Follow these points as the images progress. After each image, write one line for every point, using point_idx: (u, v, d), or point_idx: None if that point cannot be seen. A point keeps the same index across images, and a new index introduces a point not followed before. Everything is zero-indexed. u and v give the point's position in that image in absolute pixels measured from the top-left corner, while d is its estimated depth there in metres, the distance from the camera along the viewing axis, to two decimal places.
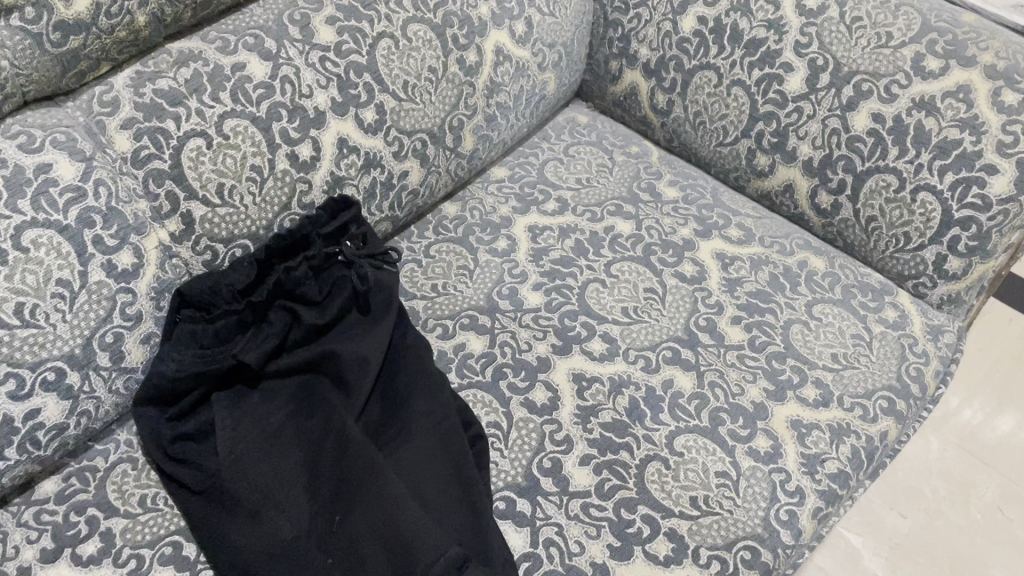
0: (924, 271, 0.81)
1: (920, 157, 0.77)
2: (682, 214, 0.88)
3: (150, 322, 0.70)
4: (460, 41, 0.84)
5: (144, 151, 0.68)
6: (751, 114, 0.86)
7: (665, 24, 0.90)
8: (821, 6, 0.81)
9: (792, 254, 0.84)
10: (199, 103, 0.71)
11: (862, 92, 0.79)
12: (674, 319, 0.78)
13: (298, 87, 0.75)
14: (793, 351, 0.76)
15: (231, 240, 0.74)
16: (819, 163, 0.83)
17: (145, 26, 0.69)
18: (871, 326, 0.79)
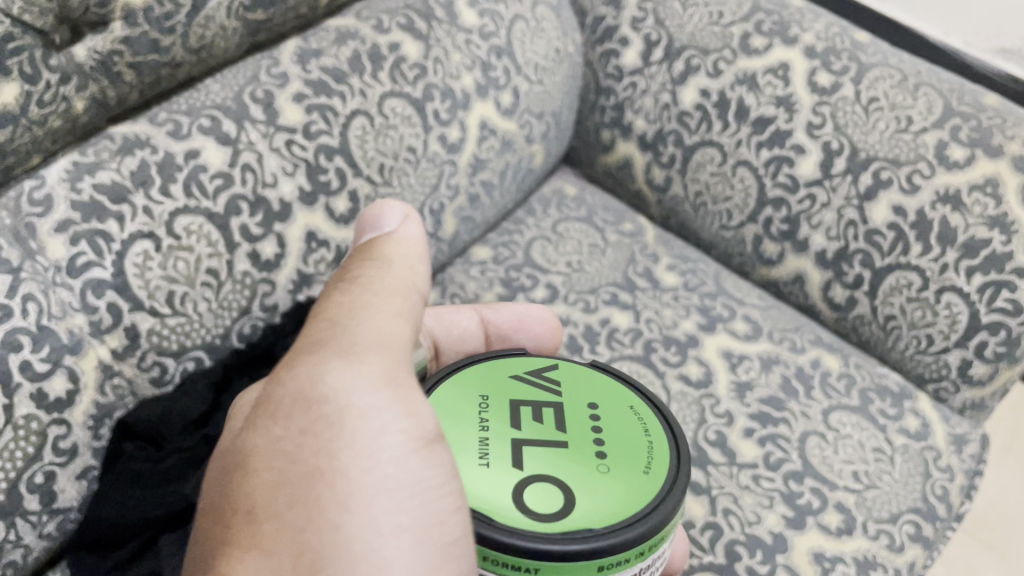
0: (947, 374, 0.75)
1: (946, 255, 0.71)
2: (684, 304, 0.80)
3: (87, 455, 0.59)
4: (442, 116, 0.76)
5: (82, 258, 0.59)
6: (759, 198, 0.79)
7: (664, 95, 0.83)
8: (835, 84, 0.76)
9: (804, 351, 0.78)
10: (146, 199, 0.62)
11: (881, 181, 0.73)
12: (681, 433, 0.71)
13: (261, 176, 0.66)
14: (812, 469, 0.70)
15: (183, 353, 0.64)
16: (835, 255, 0.77)
17: (84, 112, 0.60)
18: (892, 438, 0.73)
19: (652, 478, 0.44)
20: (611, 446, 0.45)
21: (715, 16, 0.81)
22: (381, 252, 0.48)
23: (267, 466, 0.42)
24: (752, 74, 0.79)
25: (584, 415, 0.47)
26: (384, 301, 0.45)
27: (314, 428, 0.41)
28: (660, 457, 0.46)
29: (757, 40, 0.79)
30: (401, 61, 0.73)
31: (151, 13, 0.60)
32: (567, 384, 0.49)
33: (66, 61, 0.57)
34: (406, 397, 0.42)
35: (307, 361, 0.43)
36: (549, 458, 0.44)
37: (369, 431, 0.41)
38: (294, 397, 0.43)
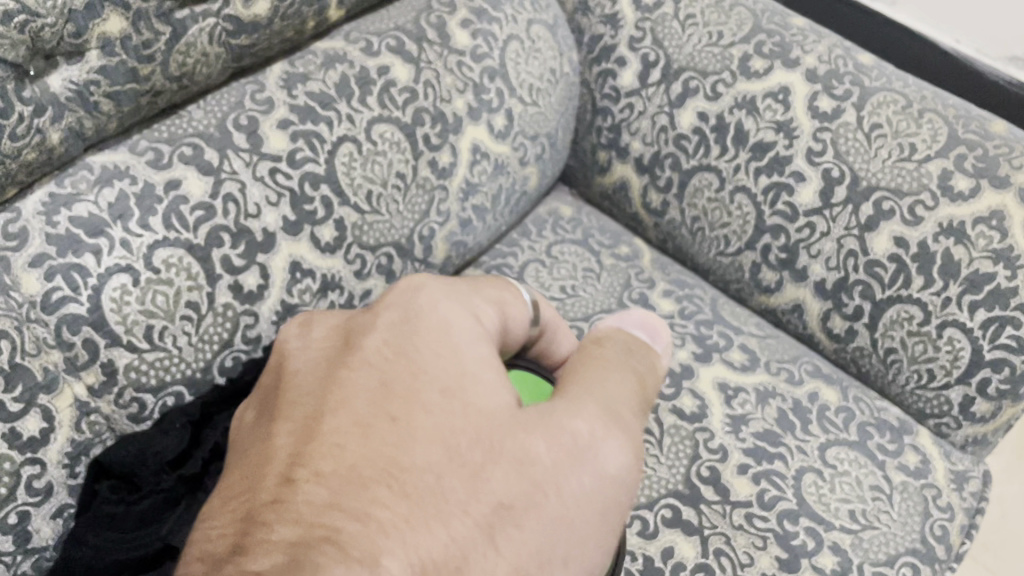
0: (949, 411, 0.73)
1: (949, 290, 0.69)
2: (679, 332, 0.79)
3: (63, 494, 0.58)
4: (433, 141, 0.74)
5: (57, 293, 0.57)
6: (757, 225, 0.78)
7: (661, 117, 0.81)
8: (837, 109, 0.74)
9: (802, 383, 0.76)
10: (124, 231, 0.60)
11: (883, 211, 0.71)
12: (674, 469, 0.69)
13: (244, 206, 0.65)
14: (807, 508, 0.68)
15: (162, 388, 0.62)
16: (834, 285, 0.75)
17: (60, 144, 0.58)
18: (891, 476, 0.71)
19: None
20: None
21: (714, 37, 0.79)
22: (621, 402, 0.50)
23: (522, 452, 0.44)
24: (752, 97, 0.77)
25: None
26: (615, 426, 0.47)
27: (557, 504, 0.43)
28: None
29: (757, 62, 0.77)
30: (390, 85, 0.72)
31: (128, 42, 0.58)
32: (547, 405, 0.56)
33: (41, 92, 0.55)
34: (624, 478, 0.47)
35: (586, 437, 0.46)
36: None
37: (598, 493, 0.45)
38: (564, 427, 0.45)
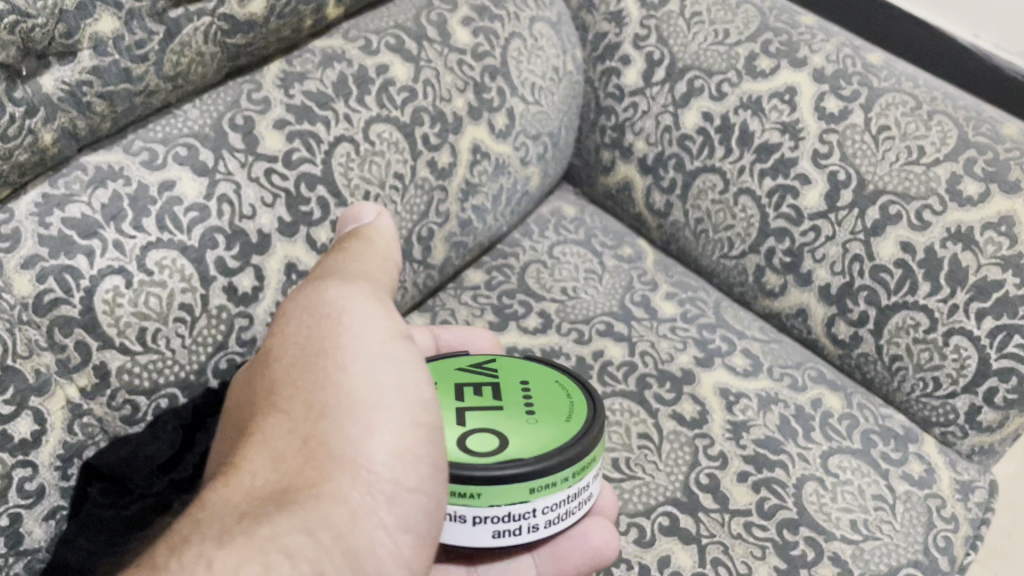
0: (954, 420, 0.72)
1: (956, 296, 0.68)
2: (681, 336, 0.78)
3: (55, 496, 0.58)
4: (432, 141, 0.73)
5: (49, 295, 0.57)
6: (761, 228, 0.76)
7: (665, 117, 0.80)
8: (844, 110, 0.72)
9: (805, 389, 0.75)
10: (117, 233, 0.59)
11: (889, 216, 0.70)
12: (672, 476, 0.68)
13: (239, 207, 0.64)
14: (807, 517, 0.67)
15: (156, 390, 0.62)
16: (839, 290, 0.74)
17: (53, 144, 0.57)
18: (894, 485, 0.70)
19: (571, 426, 0.51)
20: (537, 401, 0.53)
21: (720, 35, 0.78)
22: (359, 267, 0.51)
23: (282, 355, 0.49)
24: (757, 98, 0.75)
25: (518, 387, 0.54)
26: (365, 276, 0.50)
27: (319, 357, 0.48)
28: (578, 405, 0.53)
29: (763, 61, 0.76)
30: (389, 84, 0.71)
31: (121, 42, 0.57)
32: (503, 368, 0.56)
33: (33, 92, 0.54)
34: (381, 306, 0.50)
35: (315, 302, 0.49)
36: (490, 421, 0.51)
37: (350, 329, 0.48)
38: (297, 314, 0.50)
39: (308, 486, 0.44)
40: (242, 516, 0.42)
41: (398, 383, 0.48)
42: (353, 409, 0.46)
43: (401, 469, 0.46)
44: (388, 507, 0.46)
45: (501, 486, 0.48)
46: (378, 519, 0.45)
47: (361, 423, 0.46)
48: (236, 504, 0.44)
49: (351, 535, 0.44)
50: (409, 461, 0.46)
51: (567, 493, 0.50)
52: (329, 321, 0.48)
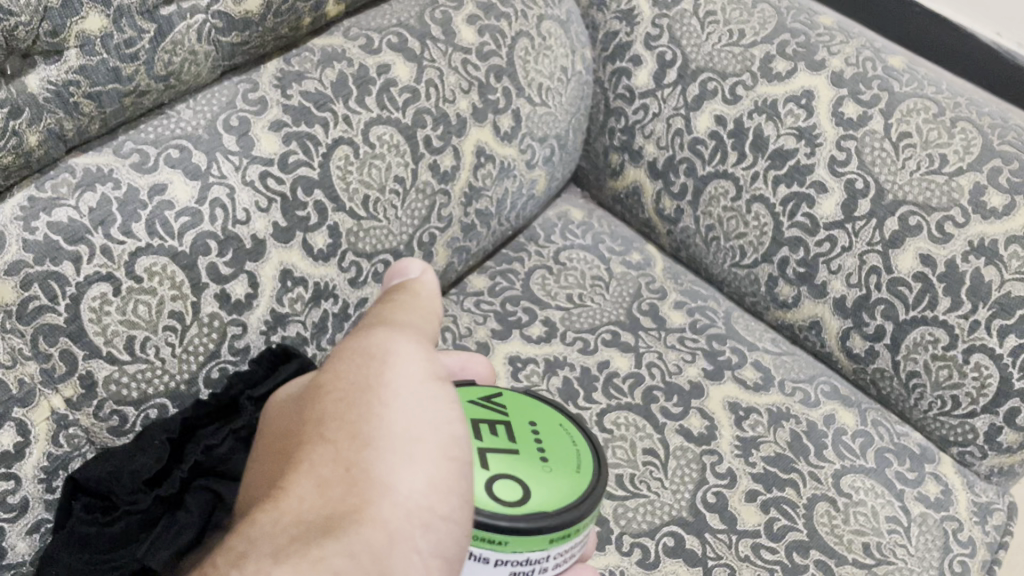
0: (973, 440, 0.69)
1: (978, 312, 0.65)
2: (690, 347, 0.75)
3: (39, 509, 0.56)
4: (435, 143, 0.71)
5: (33, 303, 0.54)
6: (775, 237, 0.74)
7: (676, 120, 0.77)
8: (863, 116, 0.70)
9: (817, 405, 0.72)
10: (106, 238, 0.57)
11: (909, 227, 0.67)
12: (678, 494, 0.65)
13: (232, 212, 0.62)
14: (819, 540, 0.64)
15: (144, 400, 0.60)
16: (855, 303, 0.71)
17: (39, 146, 0.54)
18: (909, 507, 0.67)
19: (585, 477, 0.46)
20: (549, 445, 0.47)
21: (735, 35, 0.75)
22: (413, 315, 0.47)
23: (327, 390, 0.46)
24: (773, 102, 0.73)
25: (526, 429, 0.48)
26: (410, 318, 0.47)
27: (362, 393, 0.44)
28: (586, 453, 0.48)
29: (779, 63, 0.73)
30: (390, 85, 0.68)
31: (109, 41, 0.55)
32: (506, 407, 0.49)
33: (17, 92, 0.52)
34: (426, 346, 0.46)
35: (361, 343, 0.46)
36: (506, 466, 0.45)
37: (393, 364, 0.45)
38: (343, 351, 0.47)
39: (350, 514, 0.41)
40: (292, 539, 0.40)
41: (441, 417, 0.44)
42: (394, 439, 0.43)
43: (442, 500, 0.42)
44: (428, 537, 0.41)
45: (523, 540, 0.43)
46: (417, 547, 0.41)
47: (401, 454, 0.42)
48: (286, 530, 0.41)
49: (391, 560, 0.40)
50: (445, 491, 0.42)
51: (578, 543, 0.46)
52: (375, 361, 0.45)
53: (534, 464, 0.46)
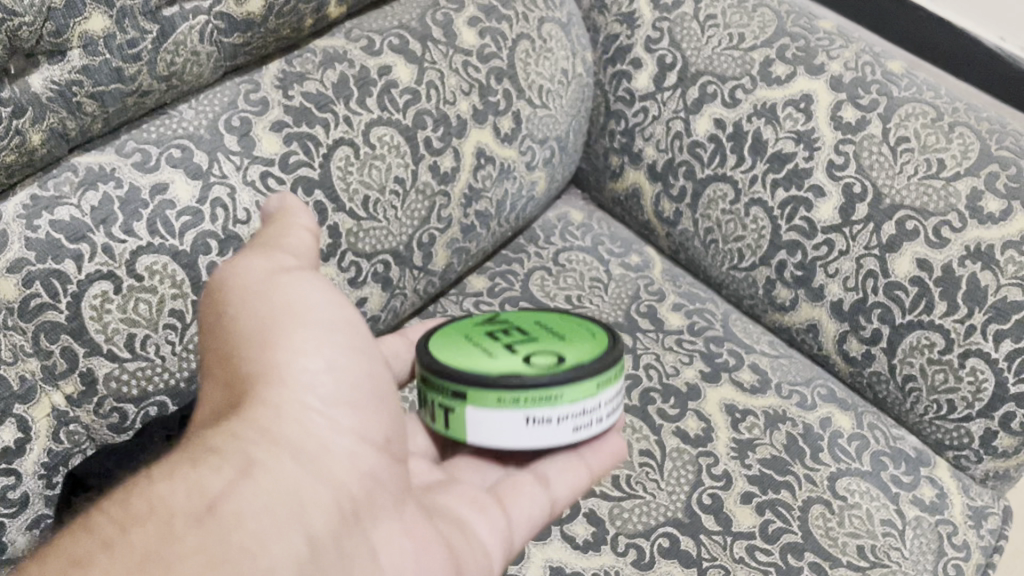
0: (969, 444, 0.69)
1: (974, 317, 0.66)
2: (687, 350, 0.75)
3: (39, 504, 0.57)
4: (434, 145, 0.71)
5: (35, 300, 0.55)
6: (773, 240, 0.74)
7: (676, 123, 0.78)
8: (861, 120, 0.70)
9: (814, 408, 0.72)
10: (107, 237, 0.57)
11: (906, 231, 0.68)
12: (674, 495, 0.65)
13: (233, 211, 0.62)
14: (814, 542, 0.64)
15: (145, 398, 0.60)
16: (852, 307, 0.71)
17: (42, 145, 0.55)
18: (904, 510, 0.67)
19: (600, 338, 0.54)
20: (564, 332, 0.54)
21: (735, 39, 0.76)
22: (269, 236, 0.49)
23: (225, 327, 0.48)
24: (772, 106, 0.73)
25: (540, 328, 0.55)
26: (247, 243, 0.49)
27: (217, 318, 0.47)
28: (591, 325, 0.56)
29: (779, 67, 0.73)
30: (391, 86, 0.69)
31: (112, 41, 0.55)
32: (518, 320, 0.56)
33: (20, 92, 0.53)
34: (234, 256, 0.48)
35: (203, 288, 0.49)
36: (540, 347, 0.52)
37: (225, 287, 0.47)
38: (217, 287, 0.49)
39: (243, 408, 0.44)
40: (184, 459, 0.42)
41: (319, 300, 0.47)
42: (273, 331, 0.45)
43: (331, 376, 0.45)
44: (321, 407, 0.44)
45: (579, 383, 0.49)
46: (310, 418, 0.44)
47: (282, 341, 0.45)
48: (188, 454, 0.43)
49: (284, 427, 0.43)
50: (328, 384, 0.45)
51: (615, 392, 0.52)
52: (209, 296, 0.48)
53: (559, 340, 0.53)
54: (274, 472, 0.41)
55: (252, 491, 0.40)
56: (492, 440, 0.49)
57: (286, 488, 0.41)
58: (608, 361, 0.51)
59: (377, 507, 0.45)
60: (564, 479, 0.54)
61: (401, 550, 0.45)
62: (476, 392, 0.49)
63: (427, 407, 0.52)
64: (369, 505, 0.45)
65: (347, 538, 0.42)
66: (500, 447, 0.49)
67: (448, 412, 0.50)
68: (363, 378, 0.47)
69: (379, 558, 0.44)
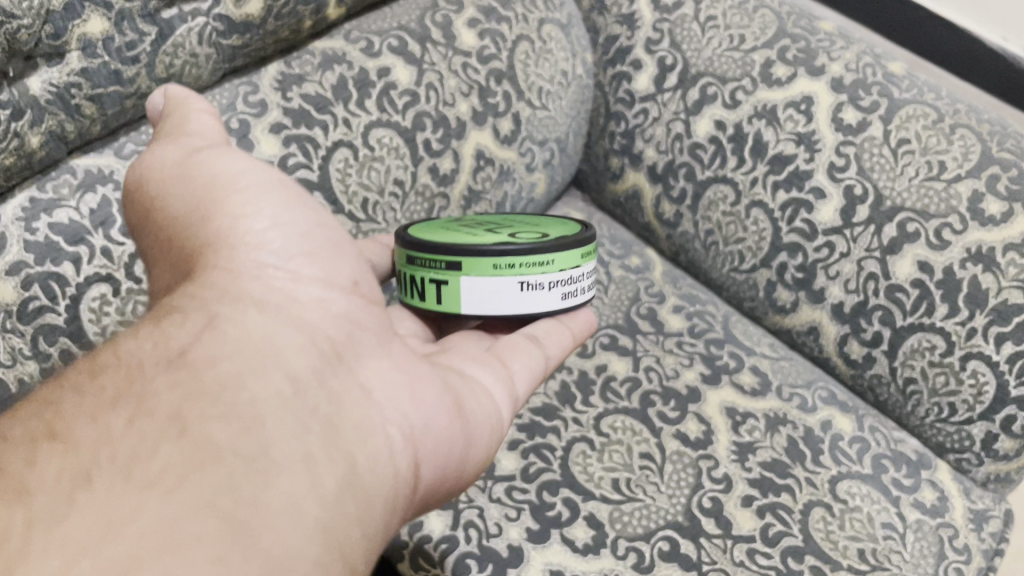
0: (970, 447, 0.69)
1: (975, 319, 0.65)
2: (688, 352, 0.75)
3: None
4: (434, 146, 0.71)
5: (34, 303, 0.55)
6: (774, 242, 0.74)
7: (676, 125, 0.78)
8: (862, 122, 0.70)
9: (814, 410, 0.72)
10: (106, 239, 0.57)
11: (907, 233, 0.68)
12: (674, 499, 0.65)
13: None
14: (814, 545, 0.64)
15: None
16: (852, 309, 0.71)
17: (41, 148, 0.55)
18: (905, 513, 0.67)
19: (569, 223, 0.60)
20: (538, 226, 0.60)
21: (735, 41, 0.75)
22: (170, 127, 0.50)
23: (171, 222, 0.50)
24: (773, 107, 0.73)
25: (514, 224, 0.60)
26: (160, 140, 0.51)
27: (163, 208, 0.48)
28: (559, 221, 0.62)
29: (779, 68, 0.73)
30: (390, 88, 0.69)
31: (110, 44, 0.55)
32: (491, 220, 0.61)
33: (19, 94, 0.52)
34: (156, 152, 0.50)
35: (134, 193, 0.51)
36: (519, 232, 0.57)
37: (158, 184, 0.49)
38: None
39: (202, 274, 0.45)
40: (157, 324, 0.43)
41: (246, 167, 0.48)
42: (207, 201, 0.46)
43: (278, 230, 0.46)
44: (277, 260, 0.45)
45: (565, 252, 0.54)
46: (268, 271, 0.44)
47: (219, 209, 0.46)
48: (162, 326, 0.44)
49: (244, 283, 0.44)
50: (275, 231, 0.45)
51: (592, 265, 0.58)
52: (139, 191, 0.51)
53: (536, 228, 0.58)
54: (239, 319, 0.42)
55: (216, 338, 0.41)
56: (484, 306, 0.54)
57: (254, 335, 0.41)
58: (586, 235, 0.57)
59: (363, 346, 0.44)
60: (557, 339, 0.56)
61: (397, 385, 0.44)
62: (470, 259, 0.53)
63: (413, 285, 0.56)
64: (350, 344, 0.44)
65: (334, 375, 0.42)
66: (494, 311, 0.54)
67: (440, 285, 0.54)
68: (313, 228, 0.47)
69: (375, 394, 0.43)
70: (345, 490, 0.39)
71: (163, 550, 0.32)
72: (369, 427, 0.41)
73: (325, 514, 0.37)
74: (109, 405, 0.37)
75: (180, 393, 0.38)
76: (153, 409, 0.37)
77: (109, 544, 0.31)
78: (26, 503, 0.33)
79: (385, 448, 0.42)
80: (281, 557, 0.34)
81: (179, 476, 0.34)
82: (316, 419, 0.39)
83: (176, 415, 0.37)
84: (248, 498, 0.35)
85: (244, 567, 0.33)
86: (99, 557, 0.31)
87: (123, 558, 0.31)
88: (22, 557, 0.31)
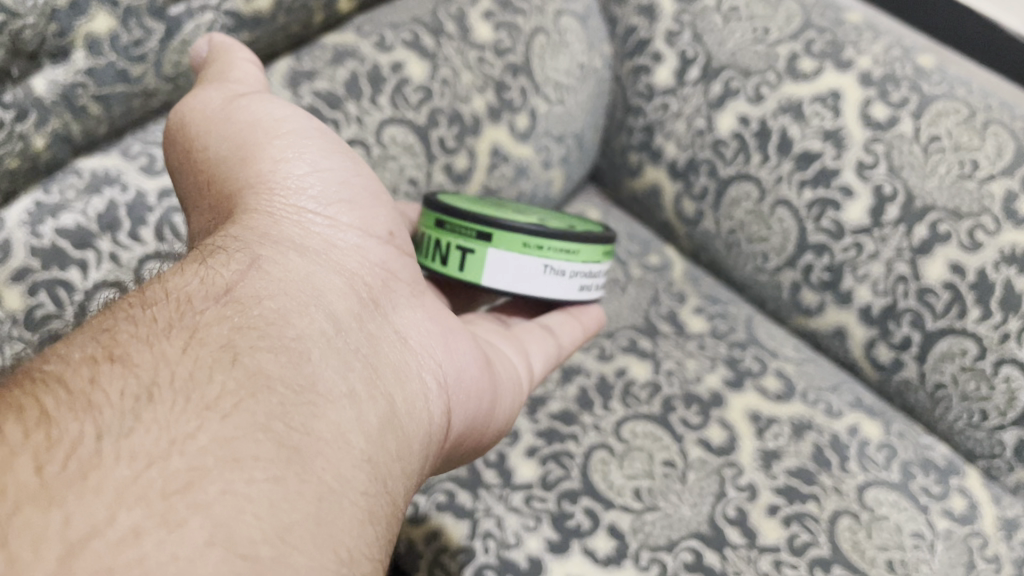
0: (1001, 453, 0.67)
1: (1009, 324, 0.64)
2: (709, 355, 0.74)
3: None
4: (449, 144, 0.69)
5: (40, 311, 0.51)
6: (799, 242, 0.72)
7: (698, 121, 0.76)
8: (892, 118, 0.68)
9: (840, 415, 0.70)
10: (113, 243, 0.54)
11: (939, 234, 0.66)
12: (697, 508, 0.62)
13: None
14: (842, 557, 0.61)
15: None
16: (881, 312, 0.69)
17: (46, 150, 0.52)
18: (934, 521, 0.64)
19: (582, 225, 0.64)
20: (554, 221, 0.63)
21: (759, 33, 0.73)
22: (213, 71, 0.51)
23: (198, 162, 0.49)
24: (798, 102, 0.71)
25: (531, 216, 0.63)
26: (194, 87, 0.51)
27: (201, 144, 0.48)
28: (567, 221, 0.66)
29: (805, 62, 0.71)
30: (404, 83, 0.66)
31: (117, 41, 0.53)
32: (504, 208, 0.64)
33: (24, 95, 0.50)
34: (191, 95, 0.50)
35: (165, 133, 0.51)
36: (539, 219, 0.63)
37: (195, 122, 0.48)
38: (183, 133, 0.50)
39: (241, 212, 0.44)
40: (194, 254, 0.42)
41: (286, 113, 0.48)
42: (252, 143, 0.47)
43: (319, 175, 0.46)
44: (316, 206, 0.45)
45: (589, 245, 0.59)
46: (305, 215, 0.44)
47: (262, 151, 0.46)
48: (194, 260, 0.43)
49: (286, 224, 0.43)
50: (320, 175, 0.46)
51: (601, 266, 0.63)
52: (171, 131, 0.50)
53: (554, 220, 0.64)
54: (281, 259, 0.41)
55: (264, 274, 0.40)
56: (506, 279, 0.56)
57: (297, 275, 0.41)
58: (605, 235, 0.61)
59: (396, 295, 0.45)
60: (569, 330, 0.61)
61: (429, 335, 0.45)
62: (504, 232, 0.55)
63: (435, 249, 0.57)
64: (384, 293, 0.44)
65: (371, 319, 0.42)
66: (520, 290, 0.57)
67: (467, 253, 0.56)
68: (352, 176, 0.48)
69: (409, 340, 0.44)
70: (387, 428, 0.38)
71: (227, 464, 0.30)
72: (407, 372, 0.42)
73: (370, 447, 0.36)
74: (162, 329, 0.35)
75: (232, 321, 0.36)
76: (206, 338, 0.35)
77: (175, 455, 0.29)
78: (92, 414, 0.30)
79: (420, 394, 0.42)
80: (335, 485, 0.33)
81: (237, 400, 0.32)
82: (358, 358, 0.39)
83: (231, 344, 0.35)
84: (303, 426, 0.34)
85: (300, 488, 0.31)
86: (168, 467, 0.29)
87: (191, 468, 0.29)
88: (92, 465, 0.28)
